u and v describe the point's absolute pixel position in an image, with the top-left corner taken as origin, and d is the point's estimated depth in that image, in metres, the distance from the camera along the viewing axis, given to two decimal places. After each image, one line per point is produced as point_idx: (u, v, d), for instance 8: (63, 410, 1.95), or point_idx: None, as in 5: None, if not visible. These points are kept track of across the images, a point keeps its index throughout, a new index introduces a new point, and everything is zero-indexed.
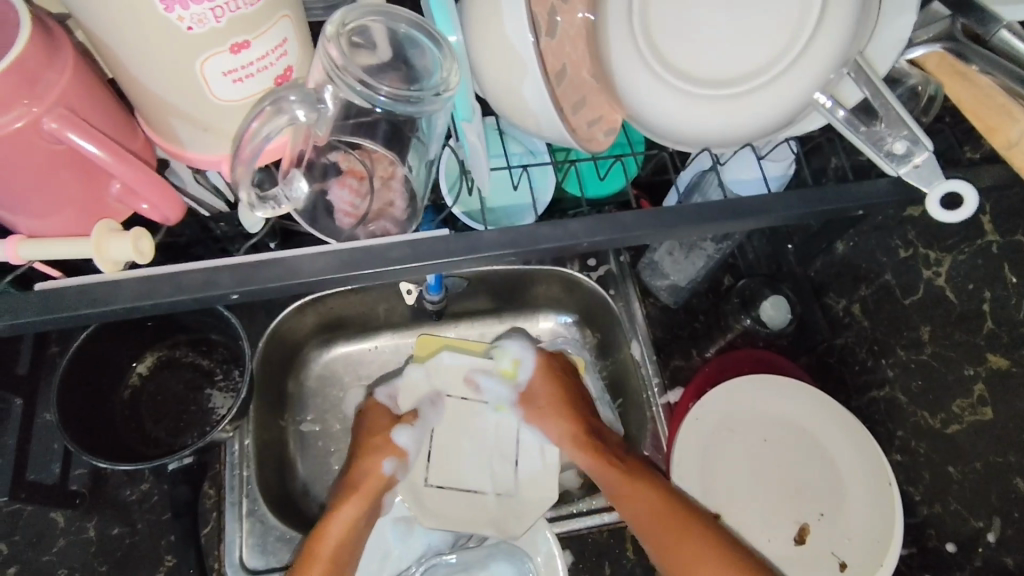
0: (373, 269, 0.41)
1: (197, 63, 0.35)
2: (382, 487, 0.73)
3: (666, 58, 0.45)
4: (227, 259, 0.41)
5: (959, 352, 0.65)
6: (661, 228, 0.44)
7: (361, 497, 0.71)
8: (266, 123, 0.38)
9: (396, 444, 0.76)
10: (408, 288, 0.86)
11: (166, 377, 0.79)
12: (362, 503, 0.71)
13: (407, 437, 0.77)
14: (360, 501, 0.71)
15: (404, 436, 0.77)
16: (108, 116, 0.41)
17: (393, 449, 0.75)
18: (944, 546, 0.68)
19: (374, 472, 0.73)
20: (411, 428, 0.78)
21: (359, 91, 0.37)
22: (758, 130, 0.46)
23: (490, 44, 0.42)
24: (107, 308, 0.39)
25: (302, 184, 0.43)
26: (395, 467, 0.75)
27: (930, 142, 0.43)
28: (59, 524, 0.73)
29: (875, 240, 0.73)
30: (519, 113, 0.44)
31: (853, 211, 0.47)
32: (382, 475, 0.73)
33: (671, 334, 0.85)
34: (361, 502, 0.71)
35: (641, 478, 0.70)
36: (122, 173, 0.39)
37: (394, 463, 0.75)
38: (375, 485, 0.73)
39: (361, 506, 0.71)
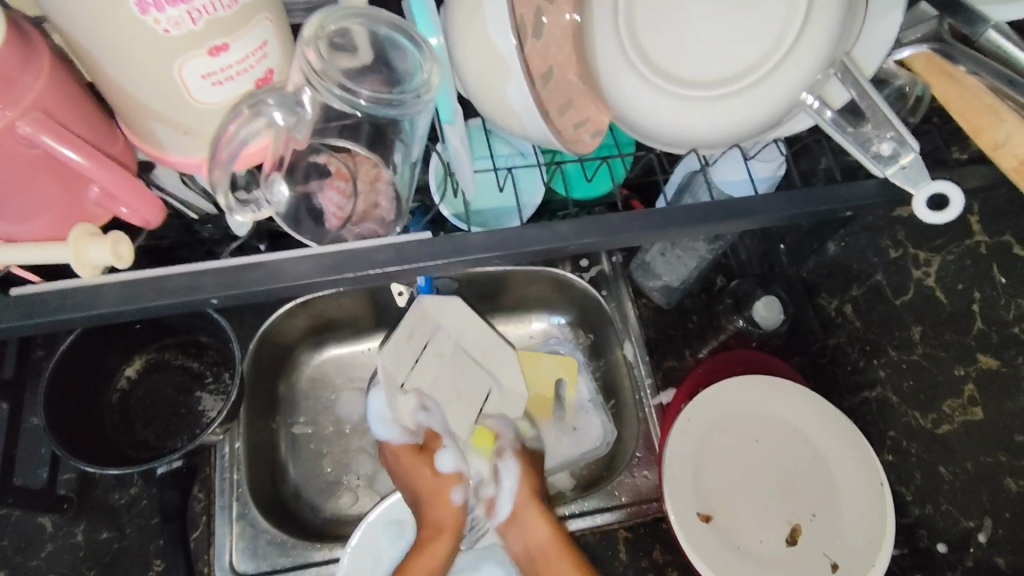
0: (357, 272, 0.41)
1: (174, 67, 0.35)
2: (460, 519, 0.73)
3: (652, 60, 0.45)
4: (210, 263, 0.40)
5: (949, 352, 0.65)
6: (648, 230, 0.43)
7: (433, 541, 0.70)
8: (245, 125, 0.38)
9: (448, 472, 0.75)
10: (399, 290, 0.85)
11: (155, 380, 0.79)
12: (453, 538, 0.71)
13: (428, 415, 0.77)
14: (444, 536, 0.71)
15: (448, 459, 0.76)
16: (85, 119, 0.40)
17: (451, 480, 0.75)
18: (935, 546, 0.68)
19: (448, 506, 0.73)
20: (452, 450, 0.76)
21: (340, 94, 0.37)
22: (744, 131, 0.45)
23: (473, 45, 0.41)
24: (86, 313, 0.39)
25: (283, 187, 0.45)
26: (464, 494, 0.75)
27: (916, 144, 0.43)
28: (48, 528, 0.73)
29: (865, 241, 0.73)
30: (504, 115, 0.44)
31: (841, 212, 0.46)
32: (455, 506, 0.73)
33: (664, 335, 0.86)
34: (437, 551, 0.70)
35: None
36: (100, 176, 0.39)
37: (461, 491, 0.75)
38: (456, 519, 0.72)
39: (451, 543, 0.71)
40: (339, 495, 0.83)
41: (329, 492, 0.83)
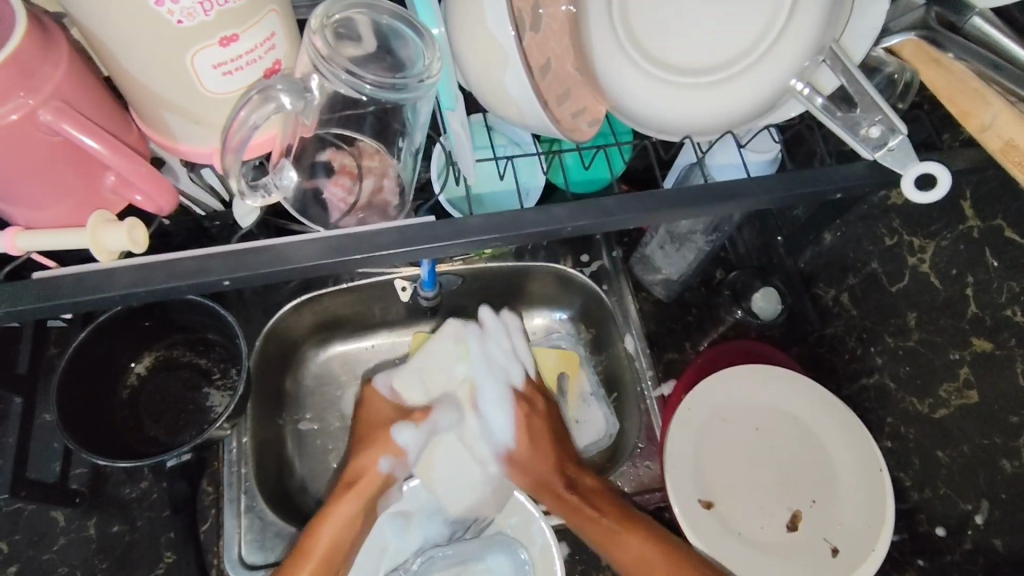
0: (361, 255, 0.42)
1: (187, 56, 0.36)
2: (379, 489, 0.74)
3: (646, 48, 0.46)
4: (220, 247, 0.42)
5: (944, 337, 0.66)
6: (642, 213, 0.45)
7: (358, 492, 0.72)
8: (254, 111, 0.39)
9: (399, 444, 0.76)
10: (403, 285, 0.87)
11: (165, 376, 0.80)
12: (361, 501, 0.72)
13: (409, 436, 0.77)
14: (354, 497, 0.72)
15: (406, 435, 0.77)
16: (101, 109, 0.42)
17: (392, 448, 0.75)
18: (935, 531, 0.69)
19: (371, 468, 0.74)
20: (415, 429, 0.77)
21: (346, 80, 0.39)
22: (737, 116, 0.47)
23: (471, 35, 0.43)
24: (101, 294, 0.40)
25: (291, 174, 0.45)
26: (393, 467, 0.76)
27: (904, 127, 0.45)
28: (60, 522, 0.74)
29: (861, 230, 0.74)
30: (503, 103, 0.45)
31: (832, 194, 0.47)
32: (378, 473, 0.74)
33: (665, 327, 0.87)
34: (362, 497, 0.72)
35: (632, 528, 0.70)
36: (117, 164, 0.40)
37: (391, 463, 0.75)
38: (373, 484, 0.73)
39: (358, 504, 0.72)
40: None
41: (335, 485, 0.84)
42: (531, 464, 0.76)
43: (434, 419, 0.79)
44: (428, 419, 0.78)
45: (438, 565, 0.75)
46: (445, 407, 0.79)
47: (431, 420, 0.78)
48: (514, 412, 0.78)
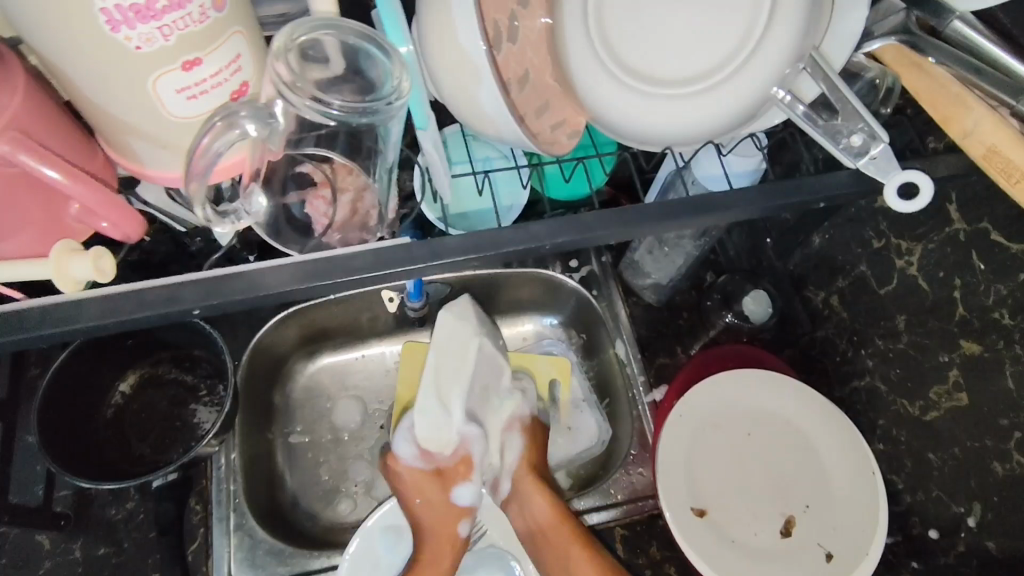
0: (335, 279, 0.41)
1: (148, 82, 0.36)
2: (455, 559, 0.70)
3: (622, 59, 0.46)
4: (190, 275, 0.41)
5: (934, 340, 0.66)
6: (623, 228, 0.44)
7: (424, 573, 0.68)
8: (218, 138, 0.38)
9: (460, 506, 0.69)
10: (390, 296, 0.86)
11: (150, 394, 0.79)
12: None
13: (471, 495, 0.70)
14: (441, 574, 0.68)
15: (466, 494, 0.69)
16: (63, 136, 0.41)
17: (458, 513, 0.70)
18: (928, 533, 0.68)
19: (453, 535, 0.70)
20: (472, 487, 0.69)
21: (312, 106, 0.38)
22: (715, 129, 0.47)
23: (444, 52, 0.42)
24: (67, 326, 0.39)
25: (262, 200, 0.45)
26: (468, 527, 0.71)
27: (886, 135, 0.44)
28: (45, 546, 0.72)
29: (849, 232, 0.73)
30: (478, 118, 0.45)
31: (815, 203, 0.47)
32: (461, 538, 0.70)
33: (655, 331, 0.86)
34: (441, 574, 0.69)
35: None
36: (79, 194, 0.39)
37: (469, 524, 0.71)
38: (454, 553, 0.69)
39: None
40: (337, 502, 0.83)
41: (327, 499, 0.83)
42: (525, 514, 0.71)
43: (479, 464, 0.69)
44: (477, 469, 0.69)
45: None
46: (476, 441, 0.68)
47: (478, 467, 0.69)
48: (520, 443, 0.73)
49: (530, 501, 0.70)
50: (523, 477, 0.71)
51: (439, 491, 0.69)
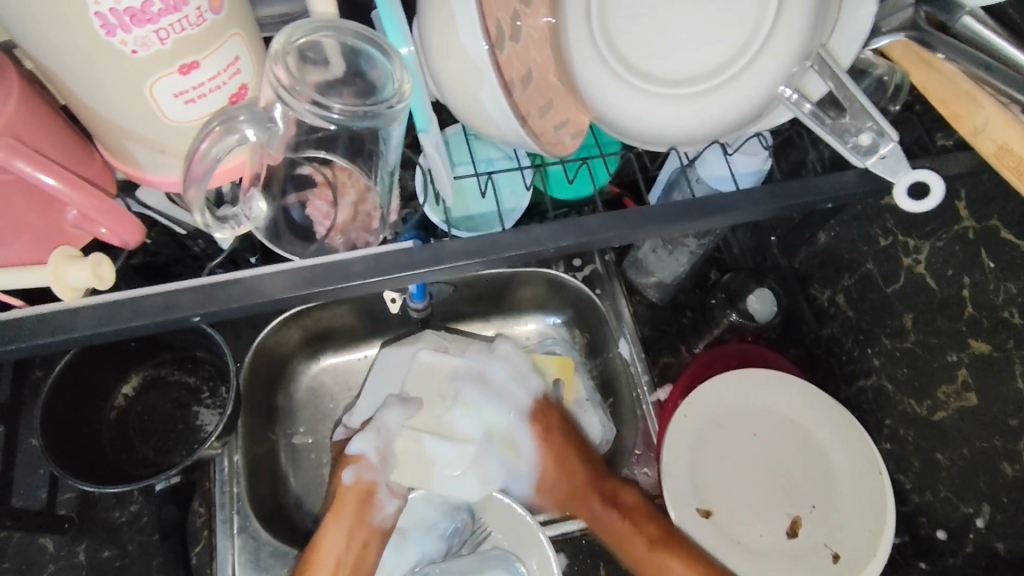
0: (335, 284, 0.41)
1: (146, 87, 0.35)
2: (361, 499, 0.70)
3: (626, 57, 0.45)
4: (188, 282, 0.40)
5: (942, 339, 0.65)
6: (626, 230, 0.43)
7: (339, 516, 0.70)
8: (217, 143, 0.37)
9: (355, 453, 0.72)
10: (393, 296, 0.85)
11: (153, 396, 0.79)
12: (347, 524, 0.69)
13: (363, 442, 0.72)
14: (341, 518, 0.70)
15: (360, 442, 0.72)
16: (57, 141, 0.40)
17: (348, 459, 0.72)
18: (935, 533, 0.68)
19: (339, 485, 0.71)
20: (366, 434, 0.73)
21: (312, 110, 0.37)
22: (720, 128, 0.46)
23: (446, 53, 0.42)
24: (65, 334, 0.39)
25: (261, 204, 0.46)
26: (360, 474, 0.71)
27: (896, 133, 0.43)
28: (49, 549, 0.72)
29: (855, 230, 0.73)
30: (480, 120, 0.44)
31: (823, 203, 0.46)
32: (346, 485, 0.70)
33: (659, 330, 0.85)
34: (345, 521, 0.70)
35: (665, 550, 0.69)
36: (75, 200, 0.39)
37: (356, 470, 0.71)
38: (352, 497, 0.70)
39: (343, 530, 0.69)
40: None
41: None
42: (557, 483, 0.77)
43: (382, 420, 0.74)
44: (376, 422, 0.74)
45: None
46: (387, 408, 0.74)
47: (382, 423, 0.74)
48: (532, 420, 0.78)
49: (569, 470, 0.76)
50: (557, 450, 0.77)
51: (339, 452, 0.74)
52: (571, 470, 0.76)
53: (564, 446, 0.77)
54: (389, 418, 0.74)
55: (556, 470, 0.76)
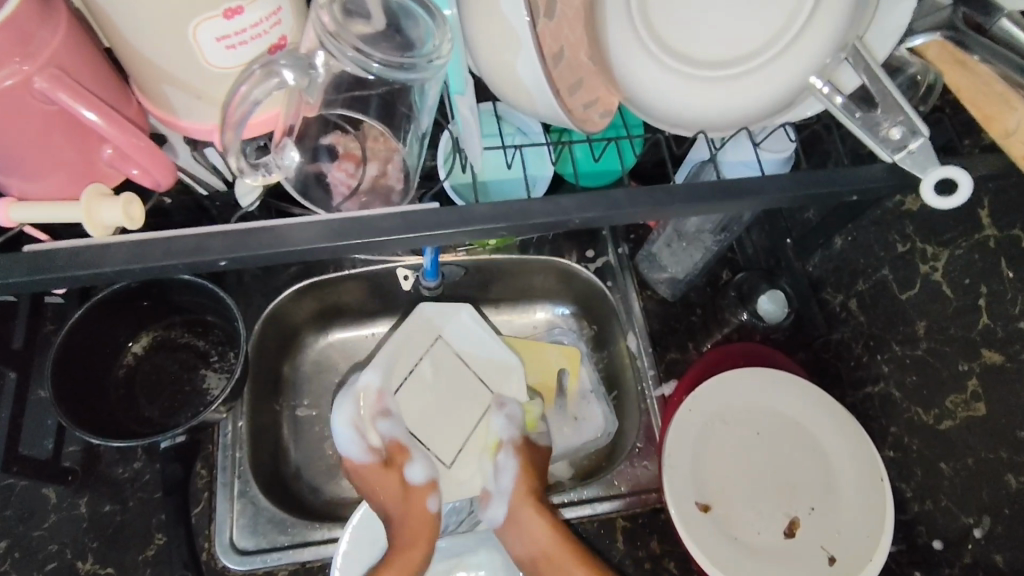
0: (362, 239, 0.41)
1: (190, 29, 0.36)
2: (433, 527, 0.69)
3: (662, 37, 0.46)
4: (218, 226, 0.41)
5: (954, 348, 0.65)
6: (650, 207, 0.44)
7: (418, 544, 0.67)
8: (256, 86, 0.39)
9: (417, 483, 0.71)
10: (404, 273, 0.86)
11: (160, 357, 0.79)
12: (426, 547, 0.67)
13: (420, 470, 0.72)
14: (421, 545, 0.67)
15: (418, 471, 0.72)
16: (98, 79, 0.41)
17: (417, 491, 0.70)
18: (932, 543, 0.67)
19: (422, 512, 0.69)
20: (417, 462, 0.72)
21: (353, 57, 0.39)
22: (746, 116, 0.47)
23: (485, 19, 0.42)
24: (96, 270, 0.39)
25: (293, 155, 0.46)
26: (437, 503, 0.71)
27: (926, 129, 0.43)
28: (52, 499, 0.73)
29: (873, 235, 0.72)
30: (514, 90, 0.44)
31: (847, 195, 0.46)
32: (430, 513, 0.69)
33: (668, 327, 0.84)
34: (416, 554, 0.67)
35: None
36: (116, 137, 0.41)
37: (435, 499, 0.71)
38: (431, 526, 0.69)
39: (422, 554, 0.67)
40: (340, 478, 0.83)
41: (331, 474, 0.83)
42: (522, 475, 0.72)
43: (405, 438, 0.74)
44: (410, 446, 0.73)
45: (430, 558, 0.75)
46: (389, 423, 0.74)
47: (407, 443, 0.73)
48: (515, 456, 0.73)
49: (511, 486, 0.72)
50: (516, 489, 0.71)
51: (392, 469, 0.71)
52: (523, 484, 0.71)
53: (525, 471, 0.72)
54: (387, 425, 0.74)
55: (522, 499, 0.70)
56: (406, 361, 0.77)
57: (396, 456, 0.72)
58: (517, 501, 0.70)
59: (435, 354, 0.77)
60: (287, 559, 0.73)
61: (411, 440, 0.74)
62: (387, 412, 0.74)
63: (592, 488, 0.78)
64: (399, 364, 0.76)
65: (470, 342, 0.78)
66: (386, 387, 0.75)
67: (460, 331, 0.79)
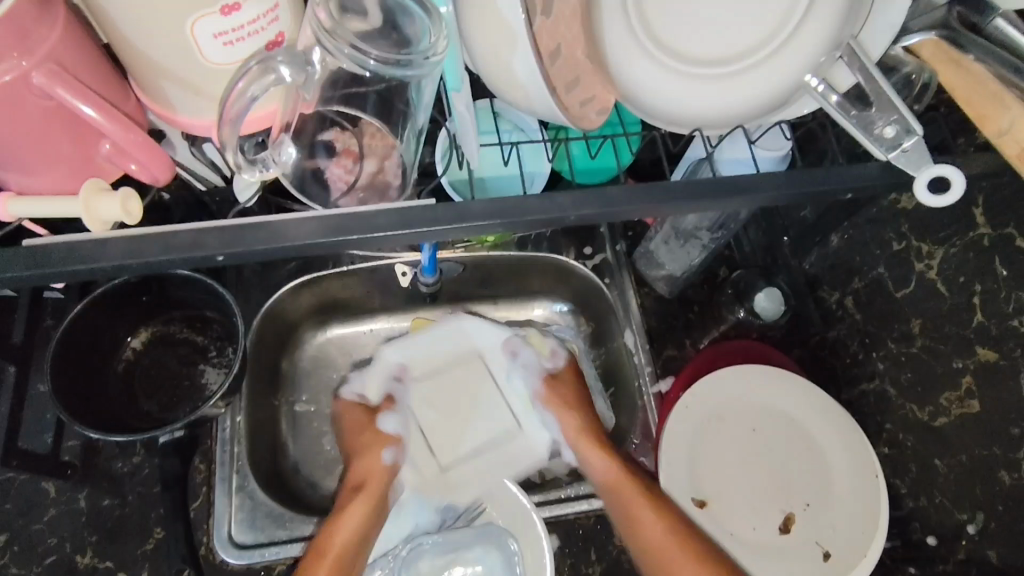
0: (359, 235, 0.41)
1: (187, 25, 0.37)
2: (386, 480, 0.73)
3: (659, 35, 0.46)
4: (215, 222, 0.41)
5: (949, 345, 0.65)
6: (646, 204, 0.44)
7: (366, 492, 0.71)
8: (253, 81, 0.39)
9: (390, 434, 0.77)
10: (403, 270, 0.86)
11: (160, 352, 0.79)
12: (369, 503, 0.70)
13: (394, 424, 0.78)
14: (370, 494, 0.71)
15: (393, 423, 0.78)
16: (97, 74, 0.42)
17: (390, 441, 0.76)
18: (926, 539, 0.68)
19: (372, 466, 0.73)
20: (396, 414, 0.79)
21: (351, 54, 0.39)
22: (742, 114, 0.47)
23: (482, 16, 0.42)
24: (94, 265, 0.40)
25: (290, 150, 0.46)
26: (396, 457, 0.76)
27: (920, 127, 0.43)
28: (51, 493, 0.73)
29: (869, 233, 0.73)
30: (511, 87, 0.44)
31: (841, 194, 0.46)
32: (383, 465, 0.73)
33: (666, 324, 0.85)
34: (366, 500, 0.70)
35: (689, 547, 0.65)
36: (112, 132, 0.41)
37: (393, 452, 0.76)
38: (380, 478, 0.72)
39: (366, 509, 0.70)
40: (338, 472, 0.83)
41: (329, 469, 0.83)
42: (564, 408, 0.77)
43: (405, 401, 0.80)
44: (398, 404, 0.80)
45: (427, 552, 0.75)
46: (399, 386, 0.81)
47: (398, 403, 0.80)
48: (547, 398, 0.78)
49: (558, 386, 0.78)
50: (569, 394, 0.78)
51: (367, 425, 0.77)
52: (574, 415, 0.76)
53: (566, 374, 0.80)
54: (403, 399, 0.80)
55: (561, 413, 0.76)
56: (433, 355, 0.82)
57: (382, 406, 0.79)
58: (565, 414, 0.76)
59: (457, 351, 0.82)
60: (285, 553, 0.73)
61: (405, 403, 0.80)
62: (401, 379, 0.81)
63: (590, 483, 0.78)
64: (415, 352, 0.82)
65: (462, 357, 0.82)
66: (409, 372, 0.81)
67: (468, 334, 0.83)
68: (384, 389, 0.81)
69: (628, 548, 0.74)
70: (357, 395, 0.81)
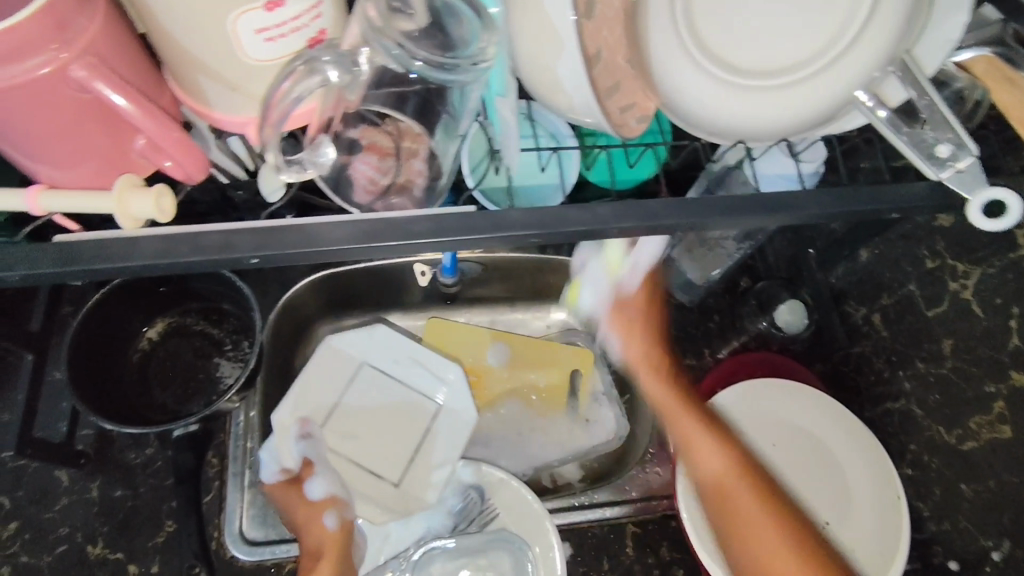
0: (395, 241, 0.40)
1: (230, 20, 0.36)
2: (343, 541, 0.70)
3: (705, 43, 0.44)
4: (249, 223, 0.40)
5: (981, 367, 0.64)
6: (687, 218, 0.43)
7: (329, 559, 0.66)
8: (299, 82, 0.38)
9: (317, 499, 0.73)
10: (422, 269, 0.85)
11: (174, 343, 0.79)
12: (334, 562, 0.66)
13: (321, 485, 0.74)
14: (330, 558, 0.66)
15: (318, 487, 0.74)
16: (133, 67, 0.41)
17: (322, 504, 0.72)
18: (949, 564, 0.66)
19: (319, 529, 0.69)
20: (320, 478, 0.74)
21: (398, 54, 0.38)
22: (786, 128, 0.46)
23: (528, 19, 0.41)
24: (126, 263, 0.39)
25: (328, 151, 0.45)
26: (339, 516, 0.72)
27: (975, 147, 0.42)
28: (64, 482, 0.73)
29: (901, 250, 0.71)
30: (553, 92, 0.43)
31: (887, 213, 0.45)
32: (329, 529, 0.69)
33: (684, 332, 0.83)
34: (332, 560, 0.66)
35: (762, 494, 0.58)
36: (146, 127, 0.40)
37: (335, 513, 0.72)
38: (335, 542, 0.68)
39: (331, 570, 0.65)
40: None
41: None
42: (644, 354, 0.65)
43: (318, 455, 0.76)
44: (318, 462, 0.76)
45: (438, 557, 0.74)
46: (314, 445, 0.76)
47: (317, 459, 0.76)
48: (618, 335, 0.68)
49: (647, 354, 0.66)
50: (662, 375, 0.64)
51: (291, 489, 0.73)
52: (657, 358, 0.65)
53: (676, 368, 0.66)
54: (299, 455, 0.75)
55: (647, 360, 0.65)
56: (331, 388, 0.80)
57: (303, 472, 0.75)
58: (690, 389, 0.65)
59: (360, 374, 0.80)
60: (295, 551, 0.72)
61: (321, 456, 0.76)
62: (309, 433, 0.77)
63: (603, 492, 0.77)
64: (322, 389, 0.79)
65: (368, 385, 0.81)
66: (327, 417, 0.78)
67: (380, 344, 0.82)
68: (300, 452, 0.75)
69: (641, 558, 0.73)
70: (282, 467, 0.74)
